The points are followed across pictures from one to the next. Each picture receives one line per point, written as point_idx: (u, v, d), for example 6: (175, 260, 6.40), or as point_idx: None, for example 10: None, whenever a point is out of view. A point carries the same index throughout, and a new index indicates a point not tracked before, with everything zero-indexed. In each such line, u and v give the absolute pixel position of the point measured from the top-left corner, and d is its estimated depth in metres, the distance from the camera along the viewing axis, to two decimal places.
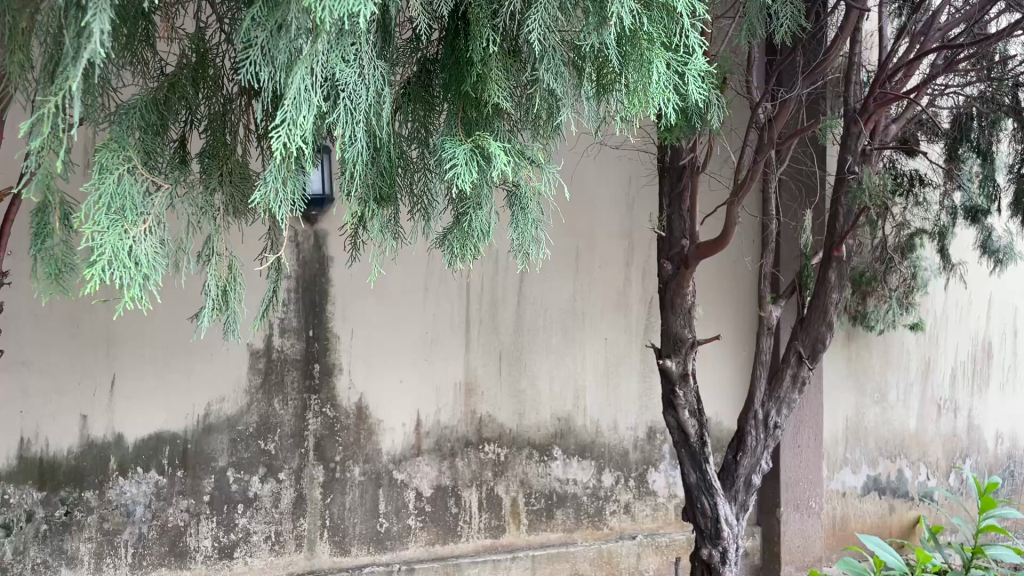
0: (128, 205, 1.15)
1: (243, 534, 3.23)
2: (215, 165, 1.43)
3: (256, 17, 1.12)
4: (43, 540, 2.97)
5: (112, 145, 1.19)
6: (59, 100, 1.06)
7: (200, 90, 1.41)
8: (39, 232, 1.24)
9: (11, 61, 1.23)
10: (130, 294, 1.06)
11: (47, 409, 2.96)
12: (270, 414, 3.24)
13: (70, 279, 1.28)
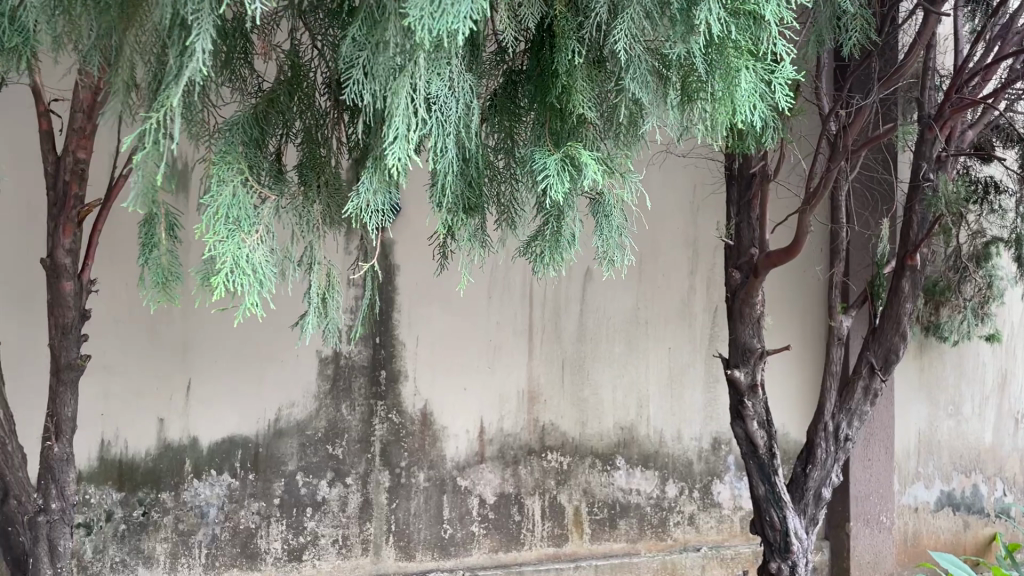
0: (243, 215, 1.21)
1: (311, 537, 3.29)
2: (313, 177, 1.45)
3: (356, 37, 1.15)
4: (121, 539, 3.08)
5: (225, 159, 1.24)
6: (160, 116, 1.10)
7: (293, 104, 1.44)
8: (148, 243, 1.30)
9: (116, 83, 1.22)
10: (251, 298, 1.12)
11: (126, 412, 3.07)
12: (338, 419, 3.30)
13: (175, 286, 1.32)
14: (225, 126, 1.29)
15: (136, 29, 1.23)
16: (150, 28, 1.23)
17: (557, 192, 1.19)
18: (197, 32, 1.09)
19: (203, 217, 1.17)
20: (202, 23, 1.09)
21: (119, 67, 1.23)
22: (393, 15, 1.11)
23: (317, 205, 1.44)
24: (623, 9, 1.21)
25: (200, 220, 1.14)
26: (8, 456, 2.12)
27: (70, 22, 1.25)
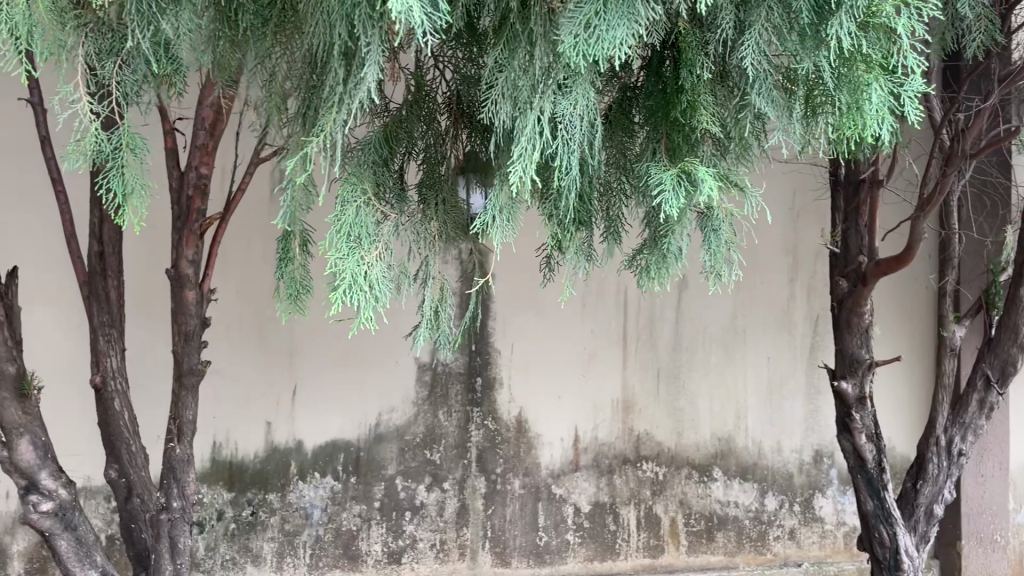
0: (365, 232, 1.25)
1: (410, 540, 3.36)
2: (431, 195, 1.49)
3: (499, 60, 1.18)
4: (232, 537, 3.21)
5: (352, 180, 1.30)
6: (320, 142, 1.17)
7: (415, 124, 1.47)
8: (284, 256, 1.38)
9: (269, 106, 1.33)
10: (364, 312, 1.15)
11: (236, 415, 3.20)
12: (436, 425, 3.36)
13: (305, 298, 1.41)
14: (358, 145, 1.37)
15: (287, 53, 1.31)
16: (303, 52, 1.27)
17: (674, 209, 1.18)
18: (366, 53, 1.11)
19: (326, 234, 1.22)
20: (372, 51, 1.11)
21: (273, 93, 1.32)
22: (540, 38, 1.14)
23: (435, 222, 1.47)
24: (751, 24, 1.19)
25: (325, 237, 1.19)
26: (131, 456, 2.28)
27: (231, 48, 1.33)
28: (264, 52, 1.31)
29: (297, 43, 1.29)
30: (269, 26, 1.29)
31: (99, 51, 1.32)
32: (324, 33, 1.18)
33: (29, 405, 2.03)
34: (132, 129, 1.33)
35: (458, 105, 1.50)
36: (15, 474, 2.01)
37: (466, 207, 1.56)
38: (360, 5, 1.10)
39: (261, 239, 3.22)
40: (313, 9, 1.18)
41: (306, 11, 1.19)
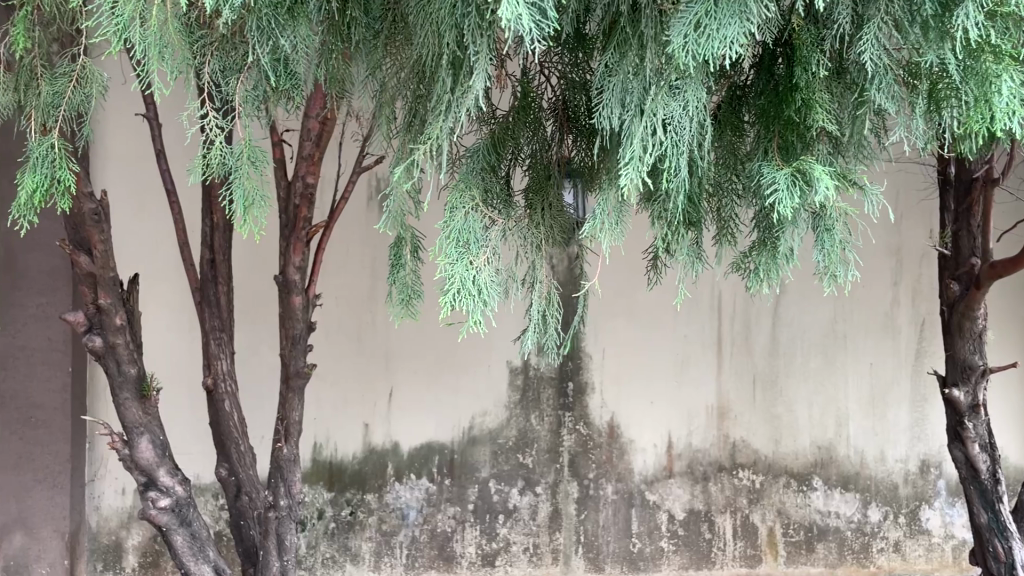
0: (472, 237, 1.27)
1: (504, 544, 3.38)
2: (538, 200, 1.50)
3: (611, 64, 1.20)
4: (332, 536, 3.30)
5: (461, 188, 1.33)
6: (428, 148, 1.19)
7: (522, 129, 1.50)
8: (395, 263, 1.36)
9: (380, 116, 1.37)
10: (474, 314, 1.14)
11: (336, 418, 3.29)
12: (528, 429, 3.38)
13: (415, 305, 1.39)
14: (466, 153, 1.40)
15: (397, 63, 1.35)
16: (411, 62, 1.31)
17: (787, 210, 1.16)
18: (474, 61, 1.14)
19: (437, 241, 1.25)
20: (480, 59, 1.12)
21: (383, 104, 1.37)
22: (651, 41, 1.15)
23: (543, 227, 1.48)
24: (869, 19, 1.17)
25: (433, 244, 1.21)
26: (239, 455, 2.39)
27: (342, 61, 1.38)
28: (373, 64, 1.35)
29: (406, 54, 1.34)
30: (380, 39, 1.34)
31: (224, 68, 1.39)
32: (433, 44, 1.21)
33: (149, 406, 2.14)
34: (253, 142, 1.38)
35: (564, 110, 1.52)
36: (135, 471, 2.12)
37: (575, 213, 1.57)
38: (469, 14, 1.12)
39: (359, 246, 3.31)
40: (423, 19, 1.21)
41: (416, 22, 1.22)
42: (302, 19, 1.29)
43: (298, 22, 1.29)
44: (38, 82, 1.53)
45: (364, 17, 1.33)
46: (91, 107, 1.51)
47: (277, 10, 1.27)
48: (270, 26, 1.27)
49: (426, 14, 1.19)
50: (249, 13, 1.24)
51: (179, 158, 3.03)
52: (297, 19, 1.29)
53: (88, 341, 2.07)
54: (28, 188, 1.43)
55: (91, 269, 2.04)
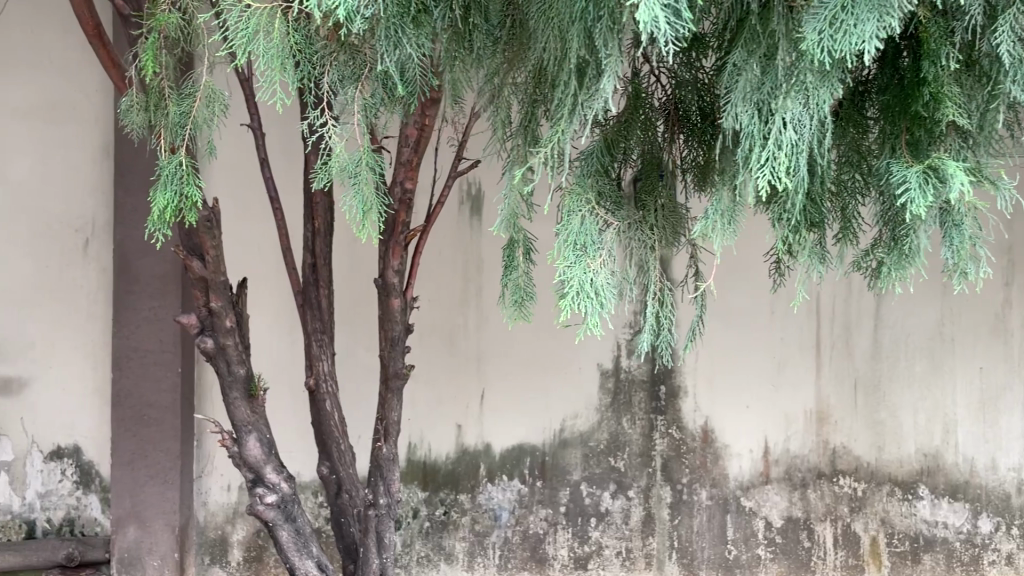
0: (589, 241, 1.29)
1: (596, 547, 3.37)
2: (650, 202, 1.51)
3: (738, 63, 1.23)
4: (426, 535, 3.35)
5: (577, 192, 1.35)
6: (550, 152, 1.28)
7: (635, 130, 1.51)
8: (508, 264, 1.45)
9: (496, 120, 1.46)
10: (592, 318, 1.17)
11: (430, 419, 3.34)
12: (620, 432, 3.35)
13: (528, 306, 1.45)
14: (580, 155, 1.43)
15: (514, 66, 1.44)
16: (531, 64, 1.40)
17: (919, 207, 1.14)
18: (605, 63, 1.18)
19: (555, 244, 1.29)
20: (611, 61, 1.17)
21: (499, 109, 1.46)
22: (783, 38, 1.18)
23: (656, 229, 1.48)
24: (1006, 8, 1.14)
25: (551, 248, 1.25)
26: (340, 454, 2.44)
27: (462, 66, 1.44)
28: (492, 68, 1.44)
29: (523, 58, 1.43)
30: (499, 45, 1.43)
31: (342, 77, 1.44)
32: (555, 48, 1.29)
33: (256, 405, 2.22)
34: (370, 149, 1.43)
35: (677, 110, 1.53)
36: (244, 467, 2.20)
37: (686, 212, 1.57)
38: (601, 18, 1.17)
39: (450, 249, 3.36)
40: (543, 25, 1.28)
41: (536, 26, 1.30)
42: (426, 26, 1.35)
43: (421, 30, 1.35)
44: (166, 102, 1.63)
45: (484, 25, 1.42)
46: (215, 125, 1.58)
47: (402, 18, 1.33)
48: (396, 34, 1.33)
49: (549, 19, 1.26)
50: (378, 23, 1.32)
51: (279, 165, 3.13)
52: (422, 27, 1.35)
53: (200, 343, 2.16)
54: (161, 204, 1.53)
55: (203, 274, 2.13)
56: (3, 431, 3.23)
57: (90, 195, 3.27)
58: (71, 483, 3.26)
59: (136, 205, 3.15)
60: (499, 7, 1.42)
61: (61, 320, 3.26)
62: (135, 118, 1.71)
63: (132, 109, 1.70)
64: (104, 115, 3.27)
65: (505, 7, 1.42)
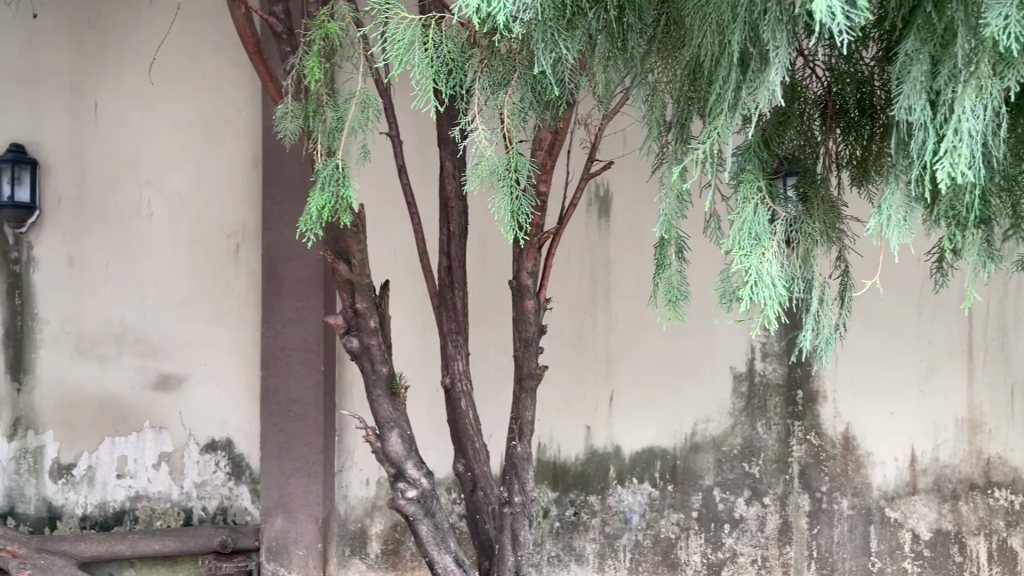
0: (761, 231, 1.42)
1: (731, 554, 3.30)
2: (815, 197, 1.62)
3: (910, 53, 1.30)
4: (557, 535, 3.33)
5: (748, 180, 1.49)
6: (707, 148, 1.36)
7: (794, 124, 1.62)
8: (661, 263, 1.56)
9: (652, 118, 1.52)
10: (773, 307, 1.31)
11: (559, 418, 3.33)
12: (755, 437, 3.28)
13: (682, 305, 1.55)
14: (738, 151, 1.52)
15: (664, 62, 1.50)
16: (688, 59, 1.45)
17: None
18: (774, 56, 1.24)
19: (730, 235, 1.41)
20: (780, 53, 1.23)
21: (654, 108, 1.52)
22: (962, 23, 1.22)
23: (819, 222, 1.59)
24: None
25: (729, 238, 1.38)
26: (476, 452, 2.48)
27: (618, 66, 1.49)
28: (647, 68, 1.50)
29: (679, 55, 1.48)
30: (655, 45, 1.49)
31: (492, 84, 1.53)
32: (713, 43, 1.36)
33: (398, 403, 2.30)
34: (516, 151, 1.53)
35: (835, 104, 1.64)
36: (386, 462, 2.27)
37: (842, 207, 1.67)
38: (770, 11, 1.24)
39: (579, 249, 3.36)
40: (701, 22, 1.36)
41: (694, 24, 1.38)
42: (581, 30, 1.43)
43: (575, 32, 1.42)
44: (324, 109, 1.72)
45: (639, 25, 1.47)
46: (368, 129, 1.66)
47: (558, 23, 1.40)
48: (553, 37, 1.40)
49: (707, 15, 1.34)
50: (535, 27, 1.37)
51: (416, 174, 3.25)
52: (576, 30, 1.42)
53: (346, 342, 2.26)
54: (319, 204, 1.61)
55: (349, 277, 2.22)
56: (163, 424, 3.48)
57: (240, 204, 3.49)
58: (224, 473, 3.48)
59: (282, 212, 3.32)
60: (654, 8, 1.48)
61: (214, 321, 3.48)
62: (287, 124, 1.81)
63: (288, 118, 1.80)
64: (253, 129, 3.48)
65: (660, 7, 1.47)
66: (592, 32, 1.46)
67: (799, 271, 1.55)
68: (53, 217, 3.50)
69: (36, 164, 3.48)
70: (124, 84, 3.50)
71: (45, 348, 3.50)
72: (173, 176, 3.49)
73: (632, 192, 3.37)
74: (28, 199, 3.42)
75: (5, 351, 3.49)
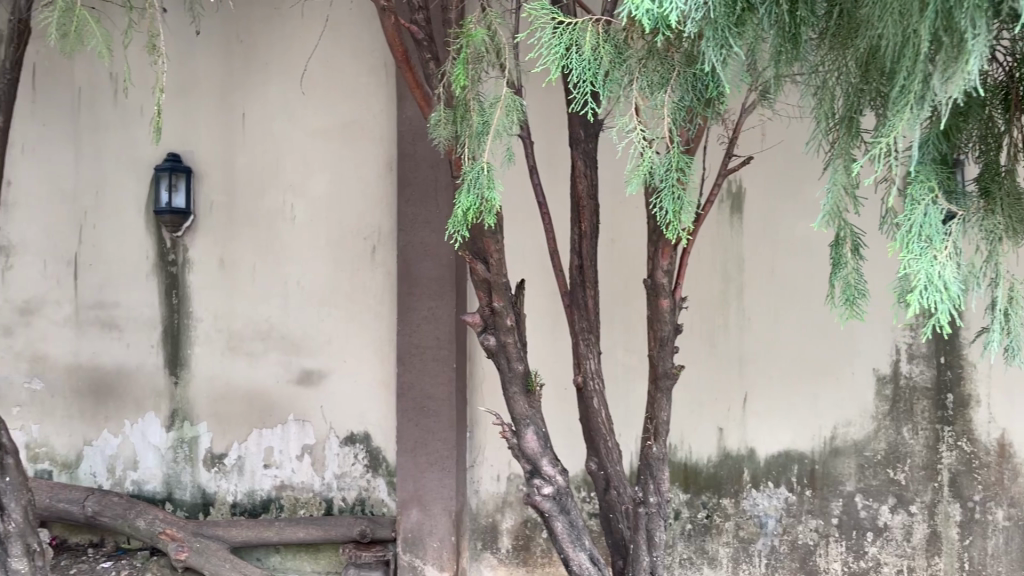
0: (934, 231, 1.37)
1: (874, 563, 3.17)
2: (996, 191, 1.56)
3: None
4: (688, 537, 3.29)
5: (919, 180, 1.44)
6: (887, 143, 1.32)
7: (973, 116, 1.58)
8: (837, 262, 1.56)
9: (819, 111, 1.51)
10: (942, 312, 1.26)
11: (691, 420, 3.30)
12: (900, 443, 3.13)
13: (859, 303, 1.54)
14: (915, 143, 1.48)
15: (835, 53, 1.47)
16: (863, 49, 1.42)
17: None
18: (972, 45, 1.20)
19: (898, 237, 1.38)
20: (978, 41, 1.19)
21: (823, 100, 1.51)
22: None
23: (1001, 216, 1.51)
24: None
25: (894, 242, 1.36)
26: (608, 450, 2.43)
27: (790, 59, 1.49)
28: (817, 61, 1.51)
29: (851, 46, 1.45)
30: (828, 36, 1.48)
31: (650, 84, 1.58)
32: (896, 32, 1.32)
33: (533, 400, 2.31)
34: (679, 151, 1.59)
35: (1018, 92, 1.58)
36: (522, 459, 2.30)
37: None
38: None
39: (711, 247, 3.31)
40: (883, 13, 1.33)
41: (873, 14, 1.35)
42: (752, 26, 1.45)
43: (747, 28, 1.45)
44: (471, 115, 1.77)
45: (812, 17, 1.47)
46: (512, 131, 1.72)
47: (728, 20, 1.43)
48: (723, 34, 1.43)
49: (887, 5, 1.31)
50: (707, 25, 1.41)
51: (547, 175, 3.29)
52: (745, 27, 1.44)
53: (483, 340, 2.30)
54: (467, 206, 1.69)
55: (486, 276, 2.26)
56: (306, 417, 3.64)
57: (376, 205, 3.60)
58: (362, 466, 3.60)
59: (416, 214, 3.42)
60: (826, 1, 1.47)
61: (351, 320, 3.62)
62: (439, 131, 1.88)
63: (439, 124, 1.87)
64: (388, 133, 3.58)
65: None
66: (765, 30, 1.46)
67: (979, 269, 1.47)
68: (207, 222, 3.76)
69: (191, 173, 3.75)
70: (268, 95, 3.70)
71: (199, 345, 3.76)
72: (313, 181, 3.66)
73: (768, 188, 3.27)
74: (184, 205, 3.69)
75: (164, 348, 3.79)
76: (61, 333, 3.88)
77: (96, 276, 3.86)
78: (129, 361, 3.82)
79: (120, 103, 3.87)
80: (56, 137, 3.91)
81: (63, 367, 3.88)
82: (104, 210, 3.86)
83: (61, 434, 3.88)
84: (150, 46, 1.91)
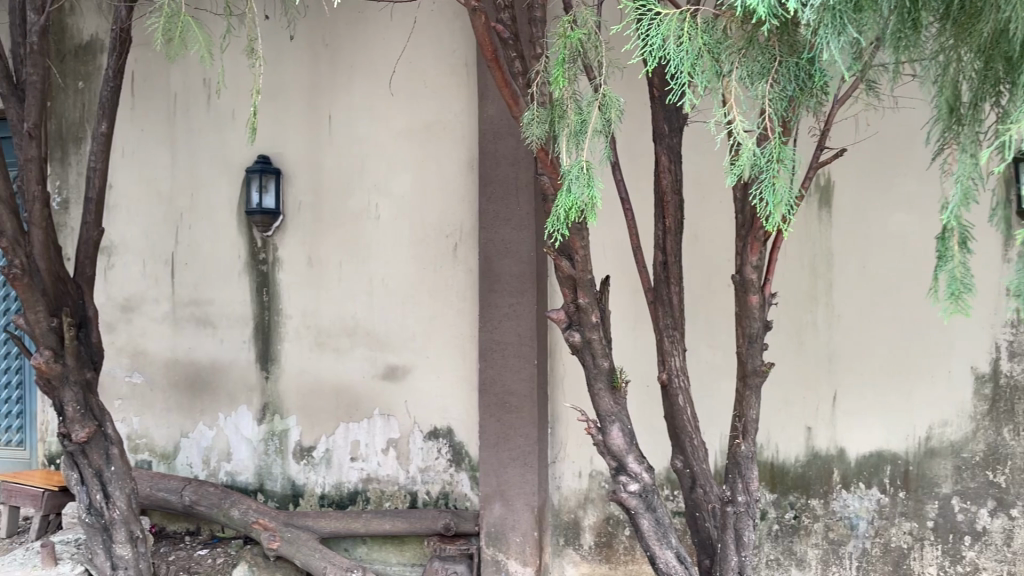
0: None
1: (972, 568, 3.05)
2: None
3: None
4: (775, 538, 3.23)
5: None
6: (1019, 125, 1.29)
7: None
8: (943, 255, 1.47)
9: (942, 97, 1.48)
10: None
11: (779, 419, 3.23)
12: (1000, 444, 3.02)
13: (967, 299, 1.44)
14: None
15: (964, 40, 1.45)
16: (988, 35, 1.41)
17: None
18: None
19: None
20: None
21: (945, 89, 1.48)
22: None
23: None
24: None
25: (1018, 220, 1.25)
26: (694, 448, 2.40)
27: (909, 45, 1.48)
28: (939, 47, 1.47)
29: (972, 36, 1.43)
30: (948, 21, 1.45)
31: (750, 73, 1.63)
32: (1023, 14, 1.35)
33: (619, 397, 2.30)
34: (779, 142, 1.61)
35: None
36: (608, 456, 2.29)
37: None
38: None
39: (798, 241, 3.24)
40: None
41: None
42: (872, 14, 1.45)
43: (865, 16, 1.45)
44: (567, 114, 1.83)
45: (933, 2, 1.44)
46: (609, 129, 1.81)
47: (846, 7, 1.44)
48: (840, 21, 1.44)
49: None
50: (825, 13, 1.44)
51: (630, 170, 3.28)
52: (864, 13, 1.44)
53: (569, 336, 2.30)
54: (567, 204, 1.73)
55: (572, 273, 2.24)
56: (391, 411, 3.72)
57: (458, 203, 3.64)
58: (446, 460, 3.66)
59: (497, 212, 3.44)
60: None
61: (434, 317, 3.68)
62: (532, 129, 1.92)
63: (533, 122, 1.92)
64: (468, 131, 3.61)
65: None
66: (884, 17, 1.46)
67: None
68: (295, 221, 3.87)
69: (280, 174, 3.87)
70: (353, 96, 3.79)
71: (288, 341, 3.87)
72: (397, 181, 3.72)
73: (858, 181, 3.18)
74: (274, 206, 3.80)
75: (256, 343, 3.92)
76: (160, 329, 4.05)
77: (191, 275, 4.01)
78: (222, 356, 3.96)
79: (213, 107, 4.01)
80: (154, 141, 4.08)
81: (162, 361, 4.05)
82: (199, 211, 4.01)
83: (160, 426, 4.05)
84: (251, 50, 1.99)
